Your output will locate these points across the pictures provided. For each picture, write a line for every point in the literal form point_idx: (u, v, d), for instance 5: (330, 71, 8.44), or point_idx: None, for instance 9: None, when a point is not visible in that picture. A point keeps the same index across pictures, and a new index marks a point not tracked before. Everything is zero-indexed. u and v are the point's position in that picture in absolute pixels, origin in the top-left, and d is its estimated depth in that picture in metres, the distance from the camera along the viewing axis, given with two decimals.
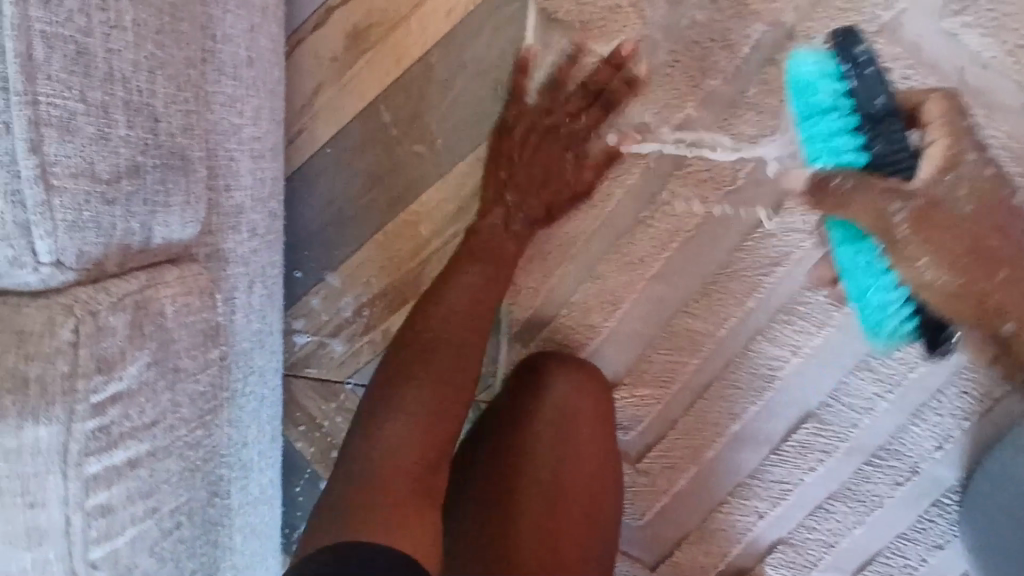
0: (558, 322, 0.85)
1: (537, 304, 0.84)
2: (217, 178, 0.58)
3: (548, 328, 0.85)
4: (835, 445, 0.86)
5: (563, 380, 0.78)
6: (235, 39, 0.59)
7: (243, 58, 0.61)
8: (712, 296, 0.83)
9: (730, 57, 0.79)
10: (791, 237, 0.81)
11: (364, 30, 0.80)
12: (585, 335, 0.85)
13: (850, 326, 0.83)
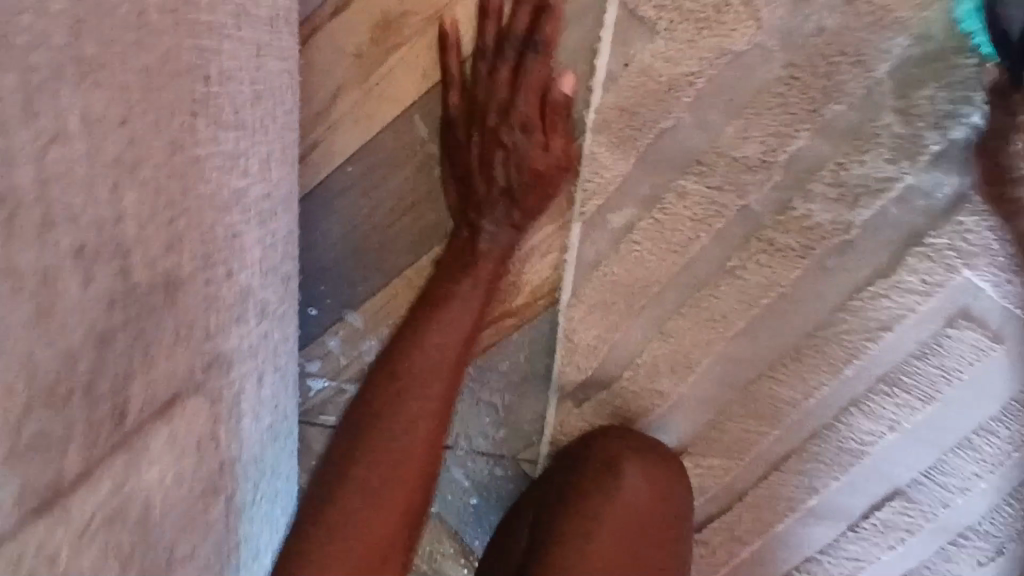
0: (620, 384, 0.71)
1: (595, 363, 0.70)
2: (213, 267, 0.44)
3: (609, 390, 0.71)
4: (920, 524, 0.73)
5: (637, 468, 0.67)
6: (231, 76, 0.43)
7: (244, 99, 0.45)
8: (803, 361, 0.69)
9: (861, 75, 0.61)
10: (908, 299, 0.66)
11: (394, 19, 0.63)
12: (649, 400, 0.71)
13: (957, 398, 0.69)
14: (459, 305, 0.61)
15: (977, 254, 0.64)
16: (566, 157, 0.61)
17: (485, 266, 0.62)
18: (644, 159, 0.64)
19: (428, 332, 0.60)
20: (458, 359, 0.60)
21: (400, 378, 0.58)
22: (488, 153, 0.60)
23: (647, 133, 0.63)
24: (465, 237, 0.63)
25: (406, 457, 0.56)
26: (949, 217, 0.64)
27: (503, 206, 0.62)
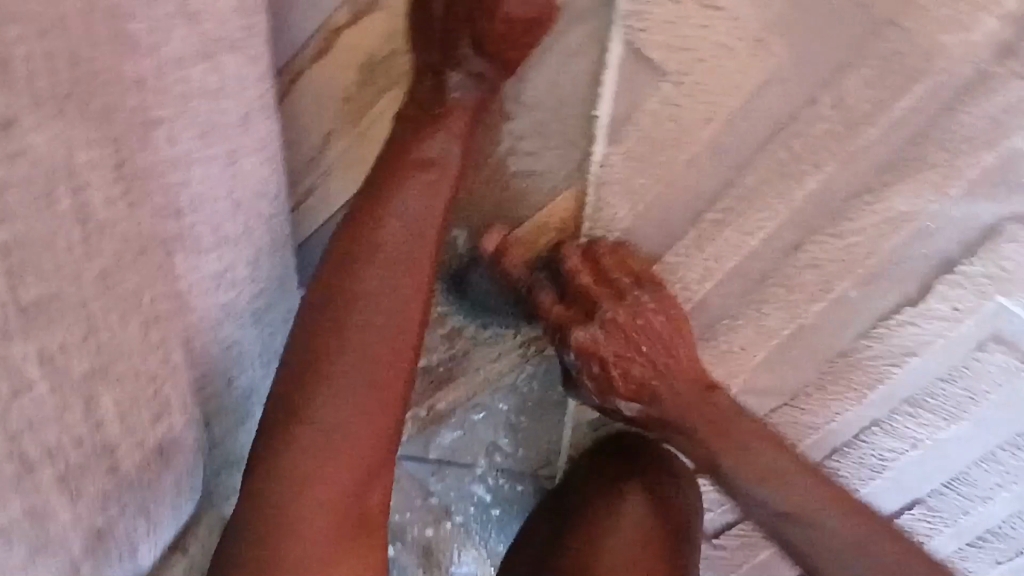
0: (638, 419, 0.70)
1: (609, 405, 0.69)
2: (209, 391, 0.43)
3: (627, 422, 0.71)
4: (937, 534, 0.73)
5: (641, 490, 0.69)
6: (211, 197, 0.41)
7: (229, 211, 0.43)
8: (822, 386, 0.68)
9: (879, 105, 0.58)
10: (934, 326, 0.64)
11: (387, 57, 0.59)
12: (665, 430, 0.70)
13: (987, 420, 0.67)
14: (426, 187, 0.53)
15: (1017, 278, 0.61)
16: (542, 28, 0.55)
17: (454, 124, 0.55)
18: (658, 202, 0.63)
19: (390, 217, 0.52)
20: (424, 245, 0.53)
21: (360, 270, 0.51)
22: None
23: (662, 179, 0.62)
24: (428, 90, 0.56)
25: (374, 369, 0.50)
26: (984, 247, 0.61)
27: (471, 54, 0.54)
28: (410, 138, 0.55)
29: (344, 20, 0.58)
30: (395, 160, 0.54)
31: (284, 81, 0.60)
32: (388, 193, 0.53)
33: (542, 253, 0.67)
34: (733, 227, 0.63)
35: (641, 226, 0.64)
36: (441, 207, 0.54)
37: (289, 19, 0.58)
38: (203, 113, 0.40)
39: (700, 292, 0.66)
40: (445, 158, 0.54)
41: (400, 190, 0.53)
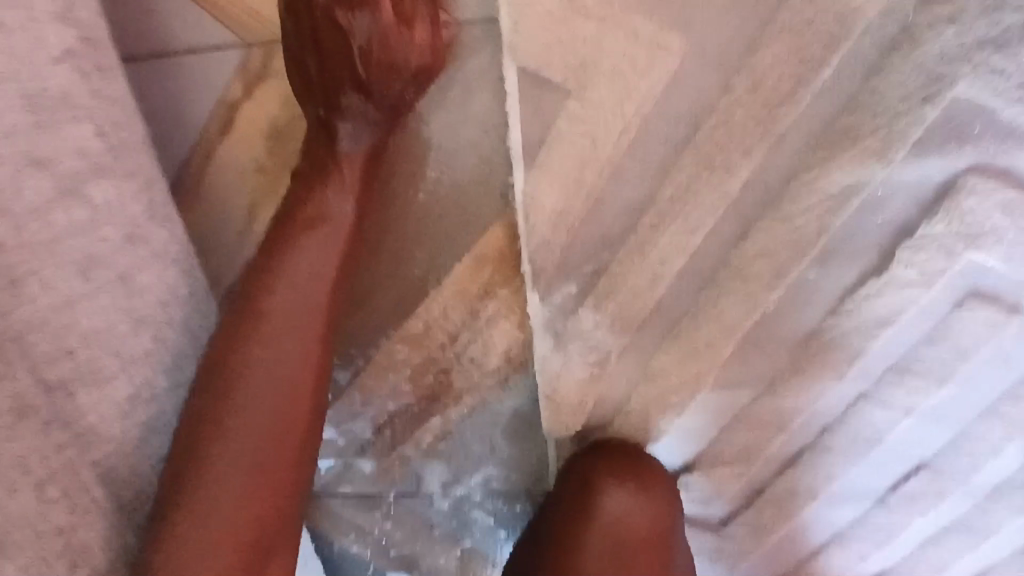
0: (613, 428, 0.70)
1: (584, 421, 0.68)
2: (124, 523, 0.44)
3: (604, 432, 0.71)
4: (950, 490, 0.74)
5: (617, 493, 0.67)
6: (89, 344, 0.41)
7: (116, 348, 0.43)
8: (799, 371, 0.66)
9: (798, 82, 0.54)
10: (905, 294, 0.62)
11: (287, 124, 0.57)
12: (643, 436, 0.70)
13: (976, 374, 0.66)
14: (320, 244, 0.52)
15: (982, 234, 0.59)
16: (430, 53, 0.53)
17: (348, 172, 0.54)
18: (589, 220, 0.60)
19: (282, 282, 0.50)
20: (317, 303, 0.51)
21: (248, 341, 0.49)
22: (332, 36, 0.51)
23: (582, 198, 0.59)
24: (320, 136, 0.54)
25: (266, 449, 0.48)
26: (942, 204, 0.58)
27: (355, 99, 0.53)
28: (305, 191, 0.54)
29: (238, 94, 0.56)
30: (290, 214, 0.53)
31: (195, 164, 0.59)
32: (280, 252, 0.51)
33: (486, 287, 0.65)
34: (670, 233, 0.60)
35: (576, 248, 0.61)
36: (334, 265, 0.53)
37: (183, 103, 0.57)
38: (63, 264, 0.40)
39: (651, 298, 0.64)
40: (335, 214, 0.53)
41: (295, 245, 0.52)
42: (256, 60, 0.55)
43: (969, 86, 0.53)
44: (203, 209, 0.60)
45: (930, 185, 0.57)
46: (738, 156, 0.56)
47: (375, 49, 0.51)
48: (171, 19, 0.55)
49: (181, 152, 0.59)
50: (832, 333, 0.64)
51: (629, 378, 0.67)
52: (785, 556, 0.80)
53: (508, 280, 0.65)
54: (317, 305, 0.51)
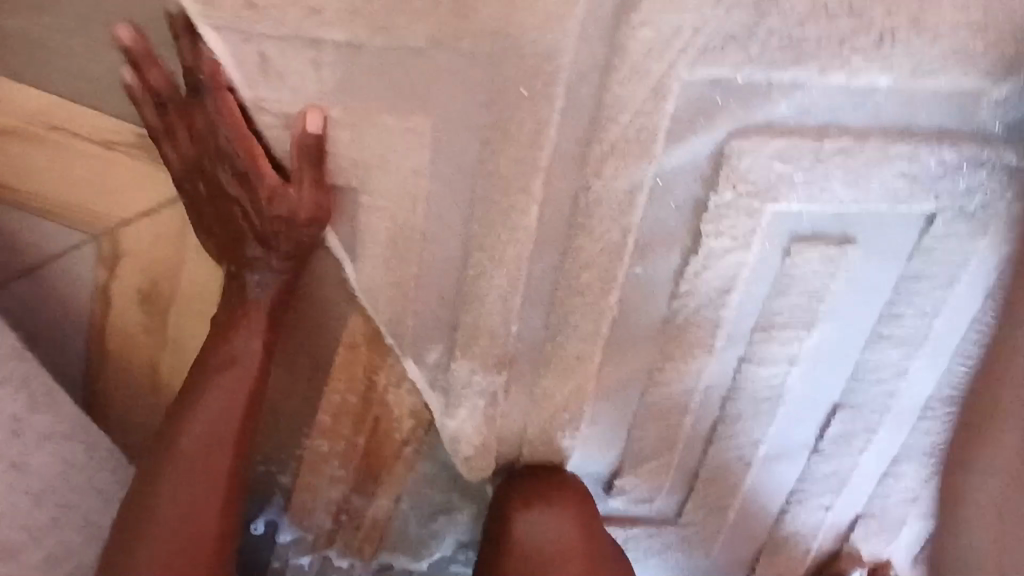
0: (526, 457, 0.75)
1: (494, 461, 0.74)
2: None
3: (522, 463, 0.75)
4: (877, 419, 0.75)
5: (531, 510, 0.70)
6: None
7: None
8: (669, 354, 0.70)
9: (539, 120, 0.59)
10: (730, 258, 0.66)
11: (151, 287, 0.67)
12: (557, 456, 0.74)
13: (842, 310, 0.68)
14: (231, 378, 0.64)
15: (775, 185, 0.62)
16: (315, 214, 0.61)
17: (256, 319, 0.65)
18: (422, 284, 0.67)
19: (195, 416, 0.63)
20: (225, 441, 0.63)
21: (170, 464, 0.61)
22: (228, 207, 0.62)
23: (410, 269, 0.66)
24: (236, 286, 0.65)
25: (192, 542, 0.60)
26: (721, 173, 0.62)
27: (258, 253, 0.63)
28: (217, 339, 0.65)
29: (105, 278, 0.66)
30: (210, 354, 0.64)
31: (96, 342, 0.69)
32: (197, 391, 0.63)
33: (369, 366, 0.72)
34: (496, 282, 0.67)
35: (422, 315, 0.68)
36: (243, 396, 0.64)
37: (68, 297, 0.67)
38: None
39: (505, 339, 0.69)
40: (243, 356, 0.64)
41: (210, 385, 0.64)
42: (106, 246, 0.65)
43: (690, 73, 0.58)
44: (117, 374, 0.71)
45: (701, 161, 0.61)
46: (519, 193, 0.62)
47: (263, 202, 0.61)
48: (28, 238, 0.65)
49: (82, 337, 0.69)
50: (684, 313, 0.68)
51: (523, 408, 0.73)
52: (752, 530, 0.82)
53: (383, 355, 0.72)
54: (233, 425, 0.63)
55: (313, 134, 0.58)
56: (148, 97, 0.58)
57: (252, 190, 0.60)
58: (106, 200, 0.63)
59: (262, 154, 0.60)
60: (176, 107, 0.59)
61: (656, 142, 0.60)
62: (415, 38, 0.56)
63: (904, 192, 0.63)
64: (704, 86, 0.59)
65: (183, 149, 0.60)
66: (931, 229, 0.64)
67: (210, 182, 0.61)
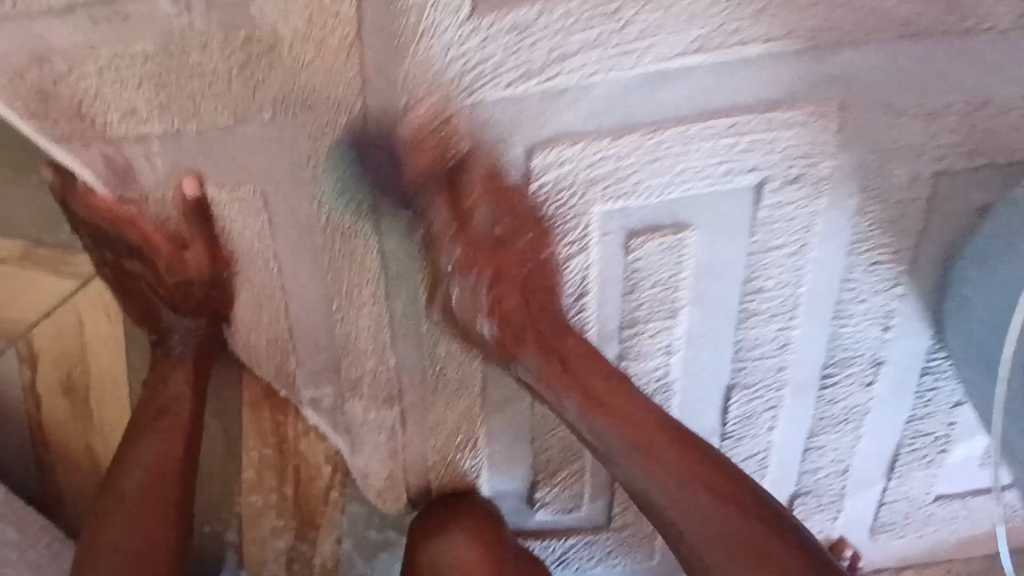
0: (438, 484, 0.77)
1: (408, 490, 0.78)
2: None
3: (435, 491, 0.78)
4: (778, 395, 0.73)
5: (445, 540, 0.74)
6: None
7: None
8: None
9: (351, 171, 0.65)
10: (576, 263, 0.67)
11: (69, 378, 0.75)
12: (466, 477, 0.77)
13: (703, 294, 0.69)
14: (161, 434, 0.70)
15: (593, 187, 0.64)
16: (210, 267, 0.68)
17: (181, 368, 0.71)
18: (297, 337, 0.71)
19: (140, 463, 0.69)
20: (168, 483, 0.69)
21: (117, 509, 0.67)
22: (133, 278, 0.70)
23: (281, 325, 0.71)
24: (158, 346, 0.72)
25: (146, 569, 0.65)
26: (535, 185, 0.65)
27: (170, 314, 0.71)
28: (146, 399, 0.71)
29: (28, 376, 0.75)
30: (146, 414, 0.71)
31: (36, 433, 0.78)
32: (129, 445, 0.70)
33: (276, 419, 0.78)
34: (363, 322, 0.71)
35: (304, 365, 0.73)
36: (178, 445, 0.70)
37: (2, 398, 0.76)
38: None
39: (386, 377, 0.73)
40: (177, 406, 0.71)
41: (144, 437, 0.70)
42: (24, 347, 0.74)
43: (476, 102, 0.62)
44: (58, 460, 0.79)
45: (516, 176, 0.64)
46: (356, 238, 0.67)
47: (163, 268, 0.69)
48: None
49: (22, 431, 0.78)
50: (548, 323, 0.70)
51: (422, 439, 0.75)
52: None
53: (287, 406, 0.77)
54: (168, 473, 0.69)
55: (183, 199, 0.65)
56: (58, 179, 0.66)
57: (151, 262, 0.69)
58: (14, 306, 0.72)
59: (155, 228, 0.67)
60: (74, 186, 0.66)
61: (465, 170, 0.64)
62: (222, 118, 0.62)
63: (722, 169, 0.64)
64: (494, 111, 0.62)
65: (88, 224, 0.67)
66: (762, 199, 0.65)
67: (117, 265, 0.70)
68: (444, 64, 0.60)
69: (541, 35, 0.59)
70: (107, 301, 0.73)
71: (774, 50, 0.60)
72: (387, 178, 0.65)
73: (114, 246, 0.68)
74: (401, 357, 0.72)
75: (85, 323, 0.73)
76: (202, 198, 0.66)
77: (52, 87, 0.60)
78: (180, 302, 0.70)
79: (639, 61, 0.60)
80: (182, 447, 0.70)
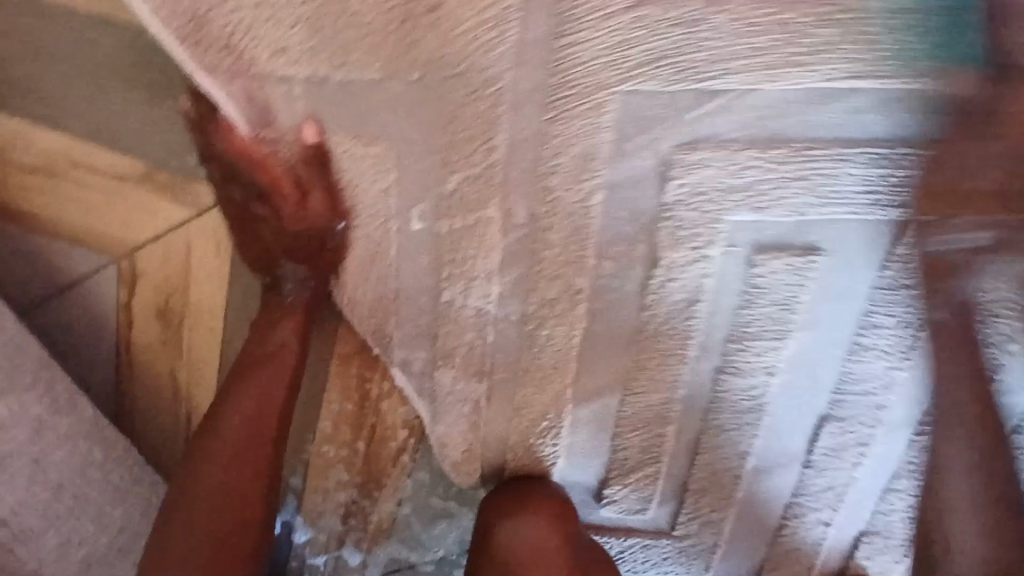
0: (511, 464, 0.78)
1: (481, 464, 0.78)
2: None
3: (508, 470, 0.79)
4: (870, 431, 0.72)
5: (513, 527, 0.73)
6: None
7: None
8: (643, 364, 0.71)
9: (488, 143, 0.63)
10: (696, 270, 0.66)
11: (167, 305, 0.76)
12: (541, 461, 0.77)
13: (817, 319, 0.67)
14: (264, 378, 0.69)
15: (731, 196, 0.63)
16: (331, 217, 0.69)
17: (291, 314, 0.72)
18: (400, 299, 0.71)
19: (239, 406, 0.68)
20: (268, 427, 0.69)
21: (213, 447, 0.66)
22: (255, 218, 0.70)
23: (387, 284, 0.71)
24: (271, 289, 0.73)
25: (233, 513, 0.64)
26: (670, 184, 0.63)
27: (287, 260, 0.72)
28: (252, 339, 0.72)
29: (125, 297, 0.76)
30: (248, 356, 0.71)
31: (123, 354, 0.78)
32: (232, 383, 0.69)
33: (361, 375, 0.78)
34: (469, 296, 0.70)
35: (403, 328, 0.73)
36: (282, 390, 0.70)
37: (98, 314, 0.77)
38: None
39: (479, 354, 0.73)
40: (284, 350, 0.71)
41: (250, 378, 0.69)
42: (127, 268, 0.75)
43: (630, 91, 0.60)
44: (140, 383, 0.79)
45: (656, 173, 0.63)
46: (481, 209, 0.67)
47: (288, 213, 0.69)
48: (64, 264, 0.75)
49: (111, 350, 0.78)
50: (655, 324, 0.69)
51: (504, 417, 0.75)
52: (752, 545, 0.81)
53: (375, 364, 0.78)
54: (265, 417, 0.69)
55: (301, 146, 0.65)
56: (199, 108, 0.66)
57: (278, 208, 0.69)
58: (126, 227, 0.73)
59: (286, 174, 0.67)
60: (215, 117, 0.66)
61: (604, 158, 0.63)
62: (369, 72, 0.61)
63: (864, 200, 0.62)
64: (646, 103, 0.60)
65: (221, 158, 0.67)
66: (900, 235, 0.63)
67: (242, 204, 0.70)
68: (607, 49, 0.58)
69: (712, 35, 0.57)
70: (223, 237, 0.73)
71: (948, 85, 0.58)
72: (524, 154, 0.64)
73: (244, 183, 0.68)
74: (499, 335, 0.72)
75: (193, 254, 0.74)
76: (315, 149, 0.65)
77: (209, 15, 0.60)
78: (302, 250, 0.71)
79: (806, 75, 0.58)
80: (285, 392, 0.70)
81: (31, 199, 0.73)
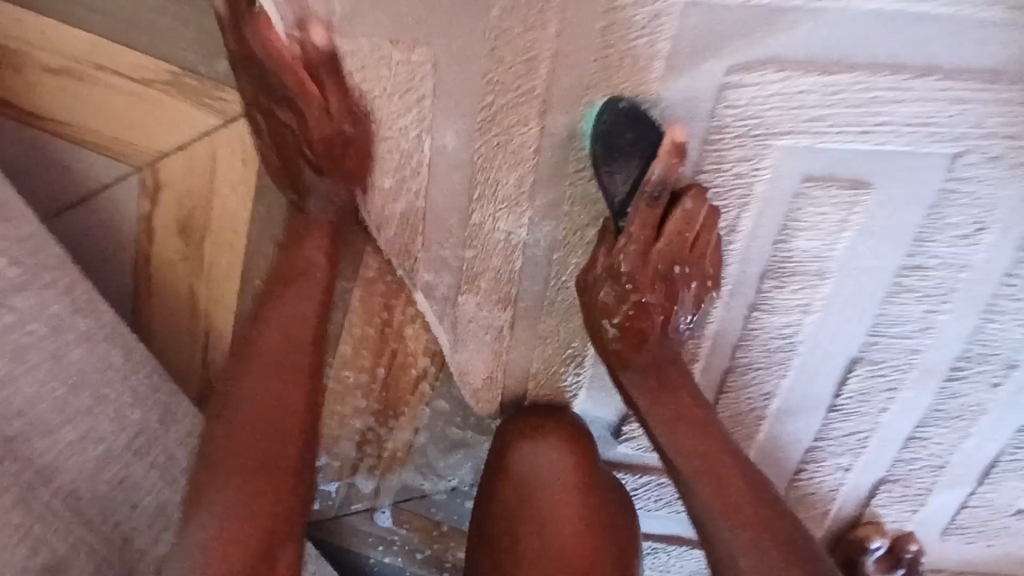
0: (532, 394, 0.77)
1: (501, 393, 0.77)
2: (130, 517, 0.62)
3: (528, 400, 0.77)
4: (901, 376, 0.71)
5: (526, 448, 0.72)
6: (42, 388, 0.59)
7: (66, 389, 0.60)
8: None
9: (534, 56, 0.61)
10: (738, 199, 0.65)
11: (189, 217, 0.74)
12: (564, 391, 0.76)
13: (857, 256, 0.66)
14: (300, 292, 0.66)
15: (782, 121, 0.61)
16: (356, 121, 0.65)
17: (318, 230, 0.69)
18: (431, 218, 0.69)
19: (276, 339, 0.64)
20: (303, 341, 0.64)
21: (247, 372, 0.62)
22: (276, 124, 0.66)
23: (417, 203, 0.68)
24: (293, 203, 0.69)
25: (270, 459, 0.59)
26: (721, 106, 0.61)
27: (309, 173, 0.67)
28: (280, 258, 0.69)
29: (147, 208, 0.73)
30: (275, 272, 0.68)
31: (141, 267, 0.76)
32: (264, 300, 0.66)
33: (384, 299, 0.77)
34: (502, 219, 0.68)
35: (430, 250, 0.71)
36: (317, 305, 0.66)
37: (117, 225, 0.75)
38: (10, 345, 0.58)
39: (508, 282, 0.71)
40: (315, 267, 0.67)
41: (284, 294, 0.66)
42: (149, 176, 0.72)
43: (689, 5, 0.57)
44: (158, 296, 0.78)
45: (709, 91, 0.60)
46: (522, 123, 0.64)
47: (313, 120, 0.64)
48: (82, 171, 0.72)
49: (128, 263, 0.76)
50: None
51: (528, 346, 0.74)
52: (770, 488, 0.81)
53: (399, 289, 0.76)
54: (303, 353, 0.64)
55: (314, 52, 0.62)
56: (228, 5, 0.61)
57: (302, 119, 0.65)
58: (150, 133, 0.70)
59: (310, 79, 0.63)
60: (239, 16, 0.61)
61: (655, 74, 0.61)
62: None
63: (920, 134, 0.60)
64: (703, 20, 0.58)
65: (246, 60, 0.63)
66: (954, 172, 0.61)
67: (266, 112, 0.65)
68: None
69: None
70: (245, 148, 0.70)
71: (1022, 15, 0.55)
72: (573, 69, 0.61)
73: (270, 87, 0.64)
74: (530, 260, 0.70)
75: (218, 166, 0.71)
76: (332, 55, 0.62)
77: None
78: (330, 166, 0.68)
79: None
80: (319, 306, 0.66)
81: (51, 100, 0.70)
